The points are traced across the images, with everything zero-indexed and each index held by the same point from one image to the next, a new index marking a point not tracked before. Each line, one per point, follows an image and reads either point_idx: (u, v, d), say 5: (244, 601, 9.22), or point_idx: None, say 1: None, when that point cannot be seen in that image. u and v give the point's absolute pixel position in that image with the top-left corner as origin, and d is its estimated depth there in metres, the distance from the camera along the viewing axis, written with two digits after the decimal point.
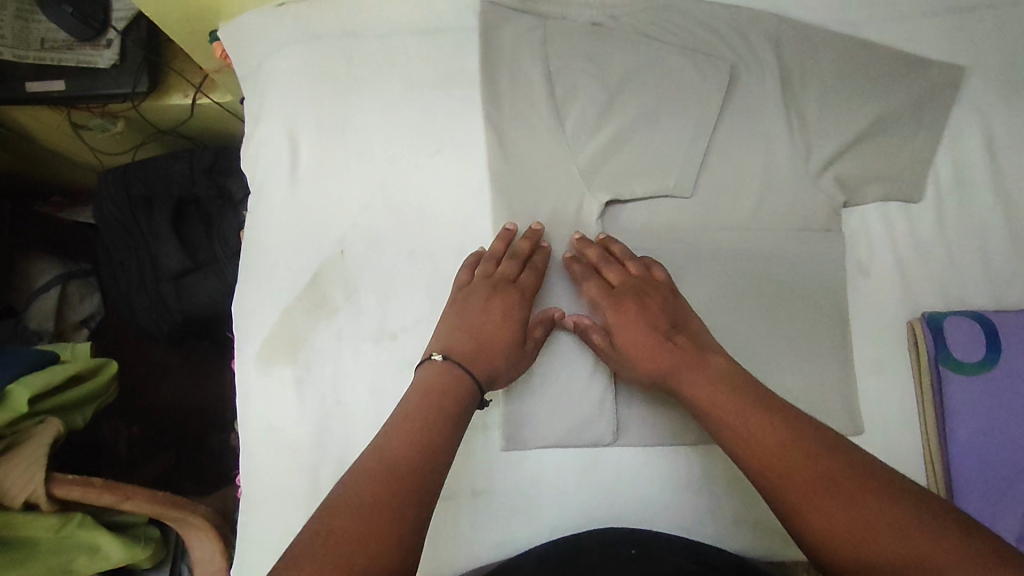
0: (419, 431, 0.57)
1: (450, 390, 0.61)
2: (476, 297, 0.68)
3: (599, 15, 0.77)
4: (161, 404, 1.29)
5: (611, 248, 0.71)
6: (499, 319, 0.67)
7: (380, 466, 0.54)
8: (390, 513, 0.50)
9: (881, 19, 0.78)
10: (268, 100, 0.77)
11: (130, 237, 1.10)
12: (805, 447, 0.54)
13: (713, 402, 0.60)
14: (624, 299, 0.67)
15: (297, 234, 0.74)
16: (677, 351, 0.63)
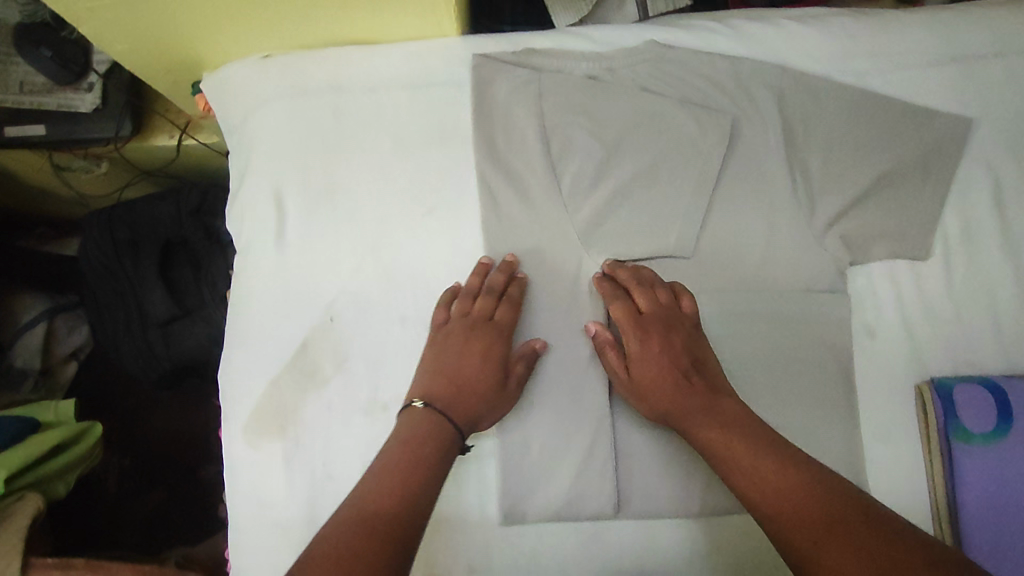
0: (402, 477, 0.57)
1: (431, 436, 0.61)
2: (453, 339, 0.67)
3: (597, 67, 0.74)
4: (151, 440, 1.25)
5: (642, 271, 0.69)
6: (477, 360, 0.66)
7: (357, 518, 0.52)
8: (370, 555, 0.49)
9: (889, 69, 0.75)
10: (252, 159, 0.74)
11: (117, 282, 1.07)
12: (800, 488, 0.53)
13: (720, 434, 0.59)
14: (650, 329, 0.66)
15: (284, 301, 0.71)
16: (694, 389, 0.63)
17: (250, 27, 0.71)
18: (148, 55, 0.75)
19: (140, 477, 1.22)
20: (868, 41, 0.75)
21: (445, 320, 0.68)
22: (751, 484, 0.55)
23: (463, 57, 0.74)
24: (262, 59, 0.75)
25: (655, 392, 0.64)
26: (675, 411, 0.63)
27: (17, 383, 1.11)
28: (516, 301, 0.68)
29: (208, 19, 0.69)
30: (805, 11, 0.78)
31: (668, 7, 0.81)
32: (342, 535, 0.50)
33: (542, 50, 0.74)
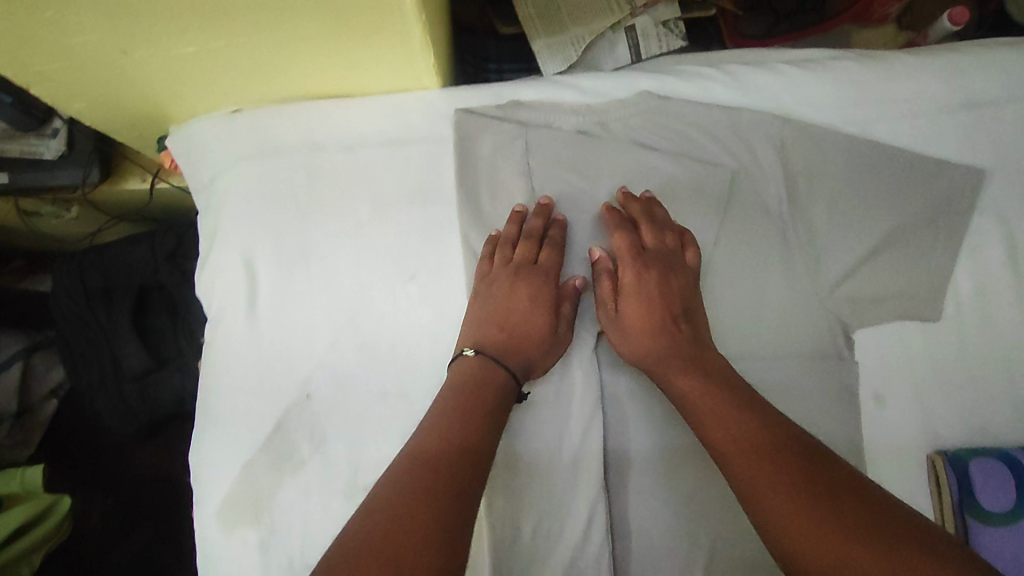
0: (457, 425, 0.55)
1: (484, 383, 0.59)
2: (497, 288, 0.64)
3: (587, 121, 0.69)
4: (136, 469, 1.19)
5: (654, 208, 0.67)
6: (525, 302, 0.64)
7: (420, 465, 0.52)
8: (434, 507, 0.48)
9: (895, 118, 0.71)
10: (222, 224, 0.69)
11: (88, 332, 1.02)
12: (774, 443, 0.51)
13: (699, 385, 0.57)
14: (649, 265, 0.63)
15: (259, 375, 0.67)
16: (680, 335, 0.61)
17: (216, 85, 0.66)
18: (109, 113, 0.71)
19: (120, 517, 1.16)
20: (873, 88, 0.71)
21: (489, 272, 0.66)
22: (723, 429, 0.54)
23: (445, 112, 0.69)
24: (230, 115, 0.70)
25: (641, 333, 0.62)
26: (656, 355, 0.61)
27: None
28: (559, 243, 0.66)
29: (170, 81, 0.65)
30: (806, 55, 0.74)
31: (662, 50, 0.77)
32: (402, 486, 0.50)
33: (528, 103, 0.70)
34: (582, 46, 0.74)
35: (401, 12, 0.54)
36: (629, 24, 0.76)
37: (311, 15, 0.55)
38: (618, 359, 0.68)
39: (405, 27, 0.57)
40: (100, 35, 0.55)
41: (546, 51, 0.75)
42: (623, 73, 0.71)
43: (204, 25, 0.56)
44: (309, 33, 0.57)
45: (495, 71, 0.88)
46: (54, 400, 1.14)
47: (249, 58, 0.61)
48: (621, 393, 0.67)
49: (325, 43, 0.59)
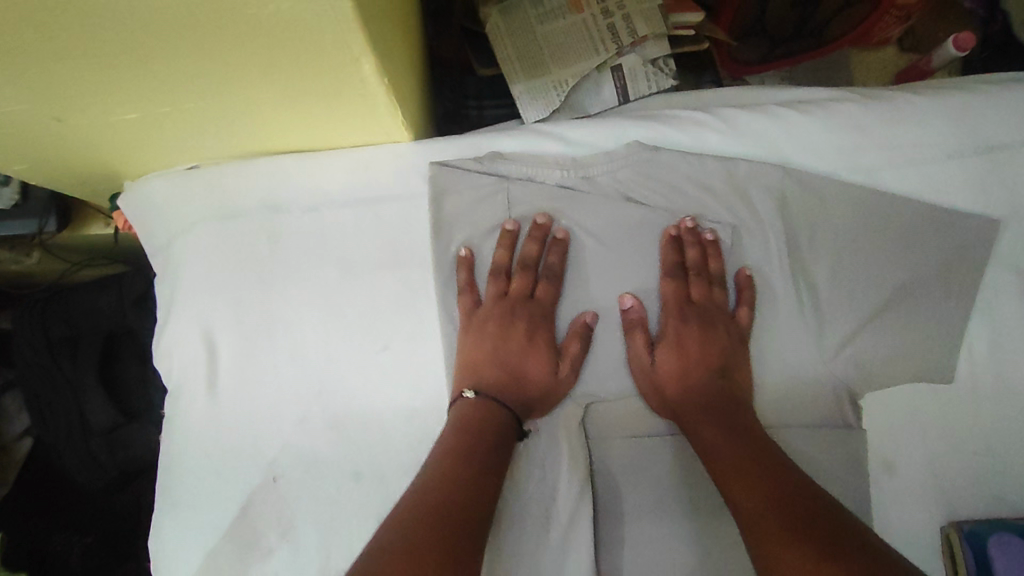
0: (469, 455, 0.53)
1: (489, 423, 0.57)
2: (495, 325, 0.62)
3: (572, 175, 0.64)
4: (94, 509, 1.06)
5: (710, 260, 0.64)
6: (522, 340, 0.62)
7: (421, 497, 0.49)
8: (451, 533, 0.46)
9: (902, 164, 0.66)
10: (180, 292, 0.64)
11: (53, 383, 0.96)
12: (778, 489, 0.50)
13: (717, 433, 0.57)
14: (690, 319, 0.63)
15: (220, 456, 0.62)
16: (716, 391, 0.60)
17: (167, 146, 0.61)
18: (53, 173, 0.65)
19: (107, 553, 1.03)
20: (877, 132, 0.66)
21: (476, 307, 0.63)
22: (731, 471, 0.53)
23: (418, 166, 0.64)
24: (186, 173, 0.65)
25: (677, 387, 0.61)
26: (687, 405, 0.60)
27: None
28: (557, 273, 0.63)
29: (116, 144, 0.59)
30: (804, 98, 0.69)
31: (652, 90, 0.72)
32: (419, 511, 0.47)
33: (509, 155, 0.65)
34: (565, 90, 0.70)
35: (362, 77, 0.49)
36: (615, 64, 0.71)
37: (263, 83, 0.50)
38: (609, 432, 0.63)
39: (368, 92, 0.52)
40: (30, 105, 0.50)
41: (526, 96, 0.70)
42: (611, 120, 0.65)
43: (146, 93, 0.50)
44: (263, 99, 0.53)
45: (476, 108, 0.83)
46: (24, 442, 1.04)
47: (200, 122, 0.56)
48: (611, 469, 0.62)
49: (282, 107, 0.54)
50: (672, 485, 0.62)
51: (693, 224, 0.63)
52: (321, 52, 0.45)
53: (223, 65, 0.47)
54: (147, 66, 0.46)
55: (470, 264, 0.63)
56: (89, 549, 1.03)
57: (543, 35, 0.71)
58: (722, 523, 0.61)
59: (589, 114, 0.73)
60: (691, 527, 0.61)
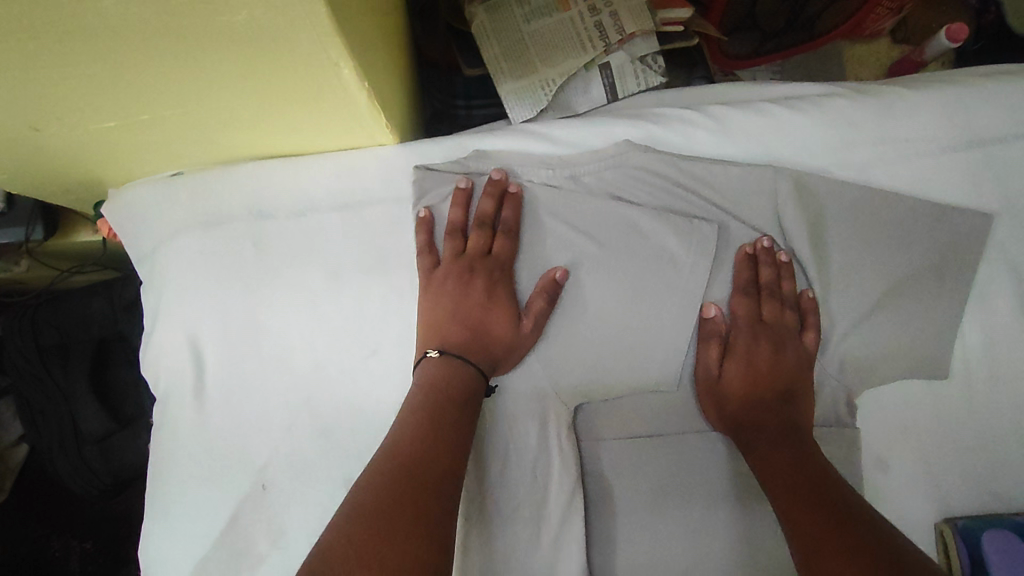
0: (432, 416, 0.52)
1: (453, 382, 0.55)
2: (451, 282, 0.59)
3: (559, 175, 0.64)
4: (82, 516, 1.05)
5: (782, 280, 0.64)
6: (482, 294, 0.60)
7: (393, 465, 0.48)
8: (418, 504, 0.46)
9: (892, 160, 0.65)
10: (165, 300, 0.63)
11: (47, 391, 0.95)
12: (831, 505, 0.51)
13: (773, 449, 0.57)
14: (762, 337, 0.62)
15: (209, 465, 0.61)
16: (778, 411, 0.60)
17: (150, 154, 0.60)
18: (36, 182, 0.64)
19: (104, 557, 1.04)
20: (868, 127, 0.65)
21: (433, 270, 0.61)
22: (784, 481, 0.54)
23: (404, 169, 0.64)
24: (170, 180, 0.64)
25: (740, 402, 0.61)
26: (744, 421, 0.60)
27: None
28: (512, 227, 0.61)
29: (97, 152, 0.59)
30: (793, 94, 0.68)
31: (641, 87, 0.71)
32: (384, 479, 0.47)
33: (494, 154, 0.64)
34: (552, 88, 0.69)
35: (340, 81, 0.49)
36: (603, 62, 0.70)
37: (240, 88, 0.49)
38: (600, 433, 0.63)
39: (348, 96, 0.51)
40: (6, 116, 0.49)
41: (513, 96, 0.69)
42: (598, 120, 0.65)
43: (125, 102, 0.50)
44: (241, 105, 0.52)
45: (464, 108, 0.81)
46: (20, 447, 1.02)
47: (180, 129, 0.55)
48: (602, 472, 0.62)
49: (261, 112, 0.54)
50: (664, 485, 0.61)
51: (768, 245, 0.63)
52: (296, 57, 0.45)
53: (197, 72, 0.46)
54: (120, 75, 0.46)
55: (429, 225, 0.62)
56: (88, 553, 1.04)
57: (529, 34, 0.70)
58: (714, 523, 0.61)
59: (577, 113, 0.72)
60: (684, 527, 0.60)
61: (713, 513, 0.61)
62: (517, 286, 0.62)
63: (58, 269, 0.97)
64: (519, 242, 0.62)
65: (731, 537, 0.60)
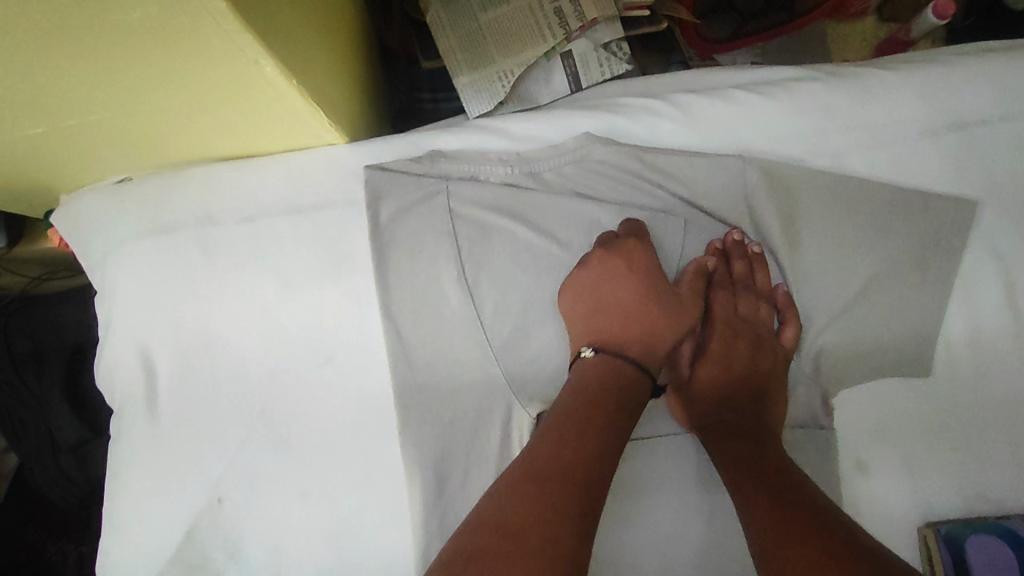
0: (591, 428, 0.50)
1: (604, 380, 0.54)
2: (587, 288, 0.58)
3: (517, 171, 0.61)
4: (56, 531, 1.02)
5: (756, 273, 0.61)
6: (623, 288, 0.58)
7: (532, 484, 0.46)
8: (540, 527, 0.43)
9: (869, 145, 0.62)
10: (115, 311, 0.61)
11: (15, 402, 0.91)
12: (793, 508, 0.48)
13: (737, 446, 0.55)
14: (739, 334, 0.60)
15: (164, 480, 0.59)
16: (750, 411, 0.58)
17: (88, 158, 0.58)
18: None
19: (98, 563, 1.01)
20: (843, 112, 0.62)
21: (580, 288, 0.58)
22: (750, 480, 0.52)
23: (357, 171, 0.61)
24: (116, 187, 0.62)
25: (709, 401, 0.59)
26: (714, 422, 0.58)
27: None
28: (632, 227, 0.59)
29: (33, 159, 0.56)
30: (764, 79, 0.65)
31: (605, 75, 0.69)
32: (503, 503, 0.45)
33: (451, 153, 0.61)
34: (509, 81, 0.67)
35: (266, 77, 0.46)
36: (564, 50, 0.68)
37: (163, 90, 0.47)
38: None
39: (279, 92, 0.49)
40: None
41: (470, 89, 0.68)
42: (558, 112, 0.62)
43: (46, 107, 0.48)
44: (168, 105, 0.49)
45: (430, 101, 0.80)
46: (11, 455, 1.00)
47: (112, 132, 0.53)
48: None
49: (192, 114, 0.51)
50: (633, 492, 0.58)
51: (739, 238, 0.61)
52: (210, 53, 0.42)
53: (111, 74, 0.44)
54: (29, 81, 0.43)
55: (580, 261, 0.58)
56: (83, 558, 1.02)
57: (485, 23, 0.68)
58: (685, 530, 0.58)
59: (539, 105, 0.69)
60: (655, 535, 0.58)
61: (683, 520, 0.58)
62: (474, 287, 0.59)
63: (26, 278, 0.95)
64: (477, 243, 0.59)
65: (702, 546, 0.58)
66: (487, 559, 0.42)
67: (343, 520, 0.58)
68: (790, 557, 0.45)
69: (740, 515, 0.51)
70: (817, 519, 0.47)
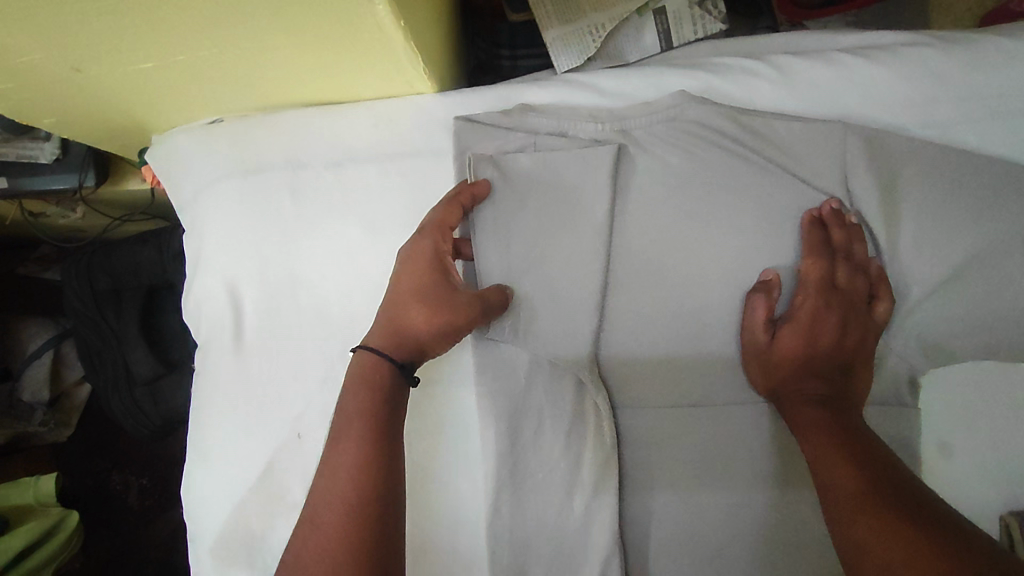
0: (348, 431, 0.48)
1: (370, 383, 0.51)
2: (402, 251, 0.56)
3: (608, 129, 0.60)
4: (121, 460, 1.08)
5: (855, 244, 0.58)
6: (427, 289, 0.54)
7: (333, 461, 0.47)
8: (333, 493, 0.46)
9: (981, 115, 0.58)
10: (207, 247, 0.64)
11: (98, 336, 0.92)
12: (863, 469, 0.48)
13: (820, 414, 0.53)
14: (832, 305, 0.57)
15: (247, 413, 0.61)
16: (833, 384, 0.55)
17: (189, 97, 0.60)
18: (87, 125, 0.65)
19: (160, 494, 1.07)
20: (956, 81, 0.58)
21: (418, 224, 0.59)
22: (828, 446, 0.51)
23: (444, 121, 0.62)
24: (209, 127, 0.64)
25: (793, 368, 0.56)
26: (793, 390, 0.56)
27: (26, 416, 0.96)
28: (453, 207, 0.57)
29: (139, 95, 0.58)
30: (866, 43, 0.63)
31: (697, 35, 0.68)
32: (324, 485, 0.46)
33: (539, 107, 0.61)
34: (600, 36, 0.67)
35: (374, 17, 0.46)
36: (658, 6, 0.67)
37: (272, 29, 0.47)
38: (638, 401, 0.61)
39: (383, 34, 0.49)
40: (48, 55, 0.49)
41: (559, 43, 0.68)
42: (649, 71, 0.62)
43: (156, 41, 0.49)
44: (274, 44, 0.50)
45: (509, 59, 0.80)
46: (84, 386, 1.04)
47: (214, 70, 0.54)
48: (639, 438, 0.60)
49: (292, 54, 0.52)
50: (704, 453, 0.59)
51: (836, 207, 0.58)
52: None
53: (225, 8, 0.44)
54: (153, 14, 0.44)
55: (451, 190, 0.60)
56: (145, 489, 1.07)
57: None
58: (755, 494, 0.58)
59: (627, 63, 0.69)
60: (723, 496, 0.58)
61: (754, 486, 0.58)
62: (560, 242, 0.59)
63: (110, 218, 0.99)
64: (565, 201, 0.59)
65: (772, 514, 0.58)
66: (313, 544, 0.44)
67: (416, 463, 0.58)
68: (874, 528, 0.44)
69: (818, 487, 0.50)
70: (889, 492, 0.46)
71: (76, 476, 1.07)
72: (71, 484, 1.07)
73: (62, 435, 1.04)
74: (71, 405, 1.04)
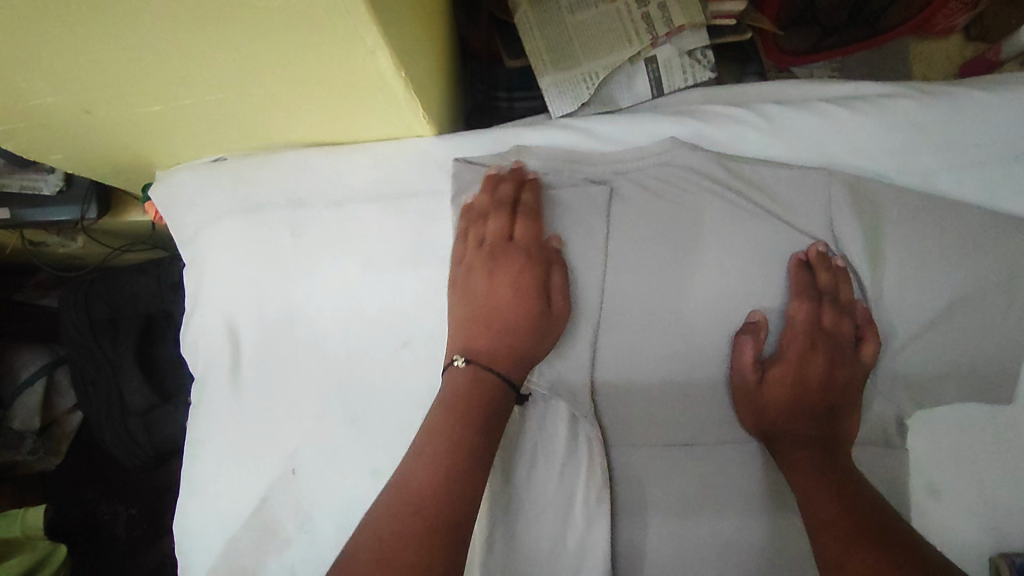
0: (477, 414, 0.52)
1: (475, 379, 0.54)
2: (498, 268, 0.58)
3: (602, 170, 0.63)
4: (110, 492, 1.07)
5: (842, 288, 0.59)
6: (531, 313, 0.57)
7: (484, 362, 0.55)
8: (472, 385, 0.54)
9: (960, 165, 0.60)
10: (208, 283, 0.65)
11: (93, 367, 0.93)
12: (842, 487, 0.51)
13: (806, 451, 0.55)
14: (822, 347, 0.58)
15: (243, 447, 0.61)
16: (824, 425, 0.57)
17: (194, 138, 0.62)
18: (92, 162, 0.66)
19: (149, 524, 1.06)
20: (935, 131, 0.61)
21: (473, 229, 0.60)
22: (812, 479, 0.53)
23: (442, 161, 0.64)
24: (211, 165, 0.65)
25: (781, 409, 0.58)
26: (784, 432, 0.57)
27: (14, 445, 0.96)
28: (505, 202, 0.59)
29: (146, 136, 0.60)
30: (848, 93, 0.65)
31: (687, 82, 0.71)
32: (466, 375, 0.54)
33: (534, 149, 0.63)
34: (595, 82, 0.70)
35: (376, 66, 0.49)
36: (649, 55, 0.70)
37: (277, 77, 0.50)
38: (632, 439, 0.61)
39: (385, 83, 0.52)
40: (60, 97, 0.51)
41: (554, 89, 0.70)
42: (641, 118, 0.64)
43: (165, 87, 0.51)
44: (278, 90, 0.52)
45: (506, 100, 0.82)
46: (76, 412, 1.03)
47: (219, 113, 0.56)
48: (633, 474, 0.61)
49: (296, 99, 0.54)
50: (696, 491, 0.60)
51: (823, 250, 0.59)
52: (330, 42, 0.45)
53: (234, 57, 0.46)
54: (164, 61, 0.46)
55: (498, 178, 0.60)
56: (133, 519, 1.06)
57: (574, 24, 0.71)
58: (746, 532, 0.59)
59: (620, 107, 0.72)
60: (716, 534, 0.59)
61: (746, 525, 0.59)
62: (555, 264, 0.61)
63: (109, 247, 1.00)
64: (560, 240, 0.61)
65: (763, 554, 0.58)
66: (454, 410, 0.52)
67: None
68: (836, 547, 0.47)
69: (796, 492, 0.53)
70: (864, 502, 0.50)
71: (63, 508, 1.06)
72: (58, 517, 1.05)
73: (50, 463, 1.02)
74: (62, 432, 1.03)
